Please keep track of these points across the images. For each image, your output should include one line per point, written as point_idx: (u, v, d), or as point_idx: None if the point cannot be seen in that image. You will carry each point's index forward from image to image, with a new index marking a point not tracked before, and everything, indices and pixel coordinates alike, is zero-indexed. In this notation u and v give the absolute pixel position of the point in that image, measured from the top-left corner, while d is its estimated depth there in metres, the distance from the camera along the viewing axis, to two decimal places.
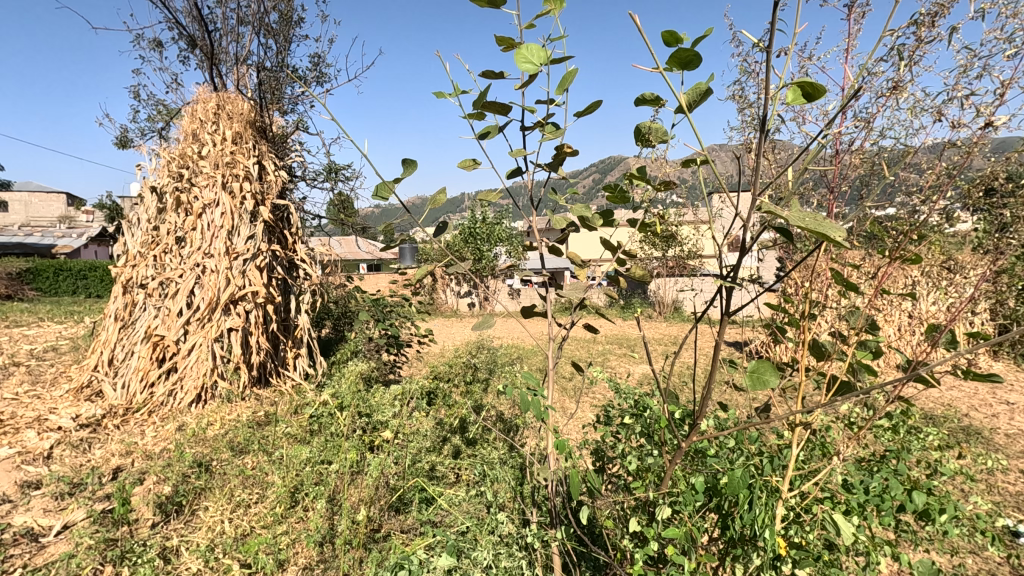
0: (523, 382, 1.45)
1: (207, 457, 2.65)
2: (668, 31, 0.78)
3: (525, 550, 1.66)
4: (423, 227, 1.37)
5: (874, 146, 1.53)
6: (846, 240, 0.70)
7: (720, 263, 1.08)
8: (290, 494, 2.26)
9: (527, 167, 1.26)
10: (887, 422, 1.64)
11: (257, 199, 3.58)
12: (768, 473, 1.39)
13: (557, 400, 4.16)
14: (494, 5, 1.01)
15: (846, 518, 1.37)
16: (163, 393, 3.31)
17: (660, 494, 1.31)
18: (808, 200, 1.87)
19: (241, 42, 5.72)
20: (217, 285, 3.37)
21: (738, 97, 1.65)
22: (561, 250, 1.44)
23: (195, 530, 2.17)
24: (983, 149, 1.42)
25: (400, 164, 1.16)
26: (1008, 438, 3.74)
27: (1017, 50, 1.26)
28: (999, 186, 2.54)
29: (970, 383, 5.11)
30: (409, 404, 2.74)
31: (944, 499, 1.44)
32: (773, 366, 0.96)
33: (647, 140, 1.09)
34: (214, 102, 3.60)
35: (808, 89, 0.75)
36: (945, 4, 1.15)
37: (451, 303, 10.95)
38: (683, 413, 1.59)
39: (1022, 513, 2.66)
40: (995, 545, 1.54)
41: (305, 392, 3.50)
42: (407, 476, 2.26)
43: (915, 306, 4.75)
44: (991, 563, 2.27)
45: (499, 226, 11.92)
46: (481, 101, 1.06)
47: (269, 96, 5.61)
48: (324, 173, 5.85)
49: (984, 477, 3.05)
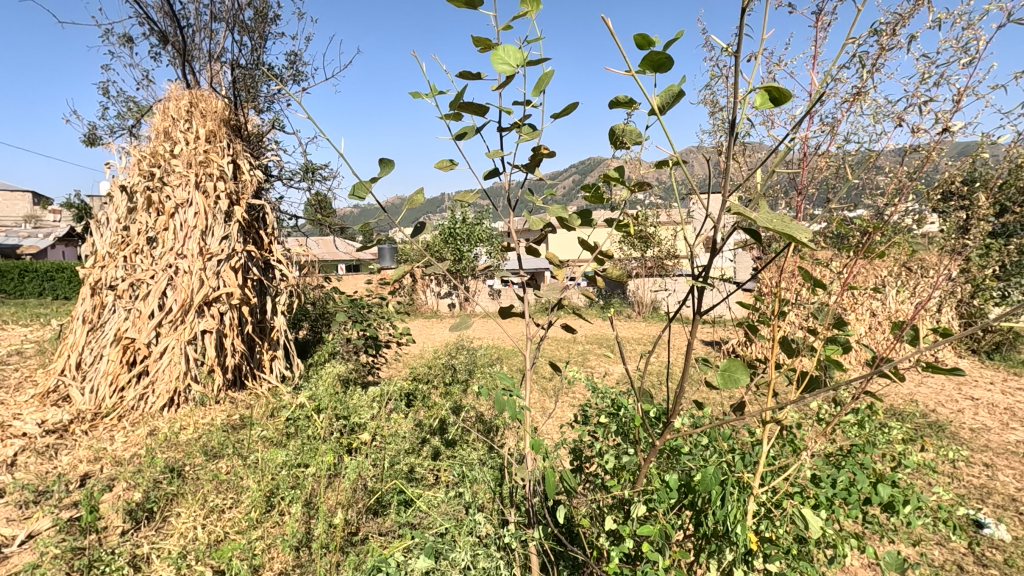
0: (500, 382, 1.45)
1: (180, 462, 2.59)
2: (640, 34, 0.80)
3: (502, 550, 1.66)
4: (402, 227, 1.36)
5: (840, 150, 1.58)
6: (811, 241, 0.72)
7: (692, 263, 1.09)
8: (265, 499, 2.23)
9: (505, 168, 1.26)
10: (854, 418, 1.69)
11: (231, 199, 3.51)
12: (740, 470, 1.42)
13: (537, 399, 4.17)
14: (471, 6, 1.02)
15: (815, 512, 1.40)
16: (134, 397, 3.23)
17: (635, 492, 1.33)
18: (778, 202, 1.91)
19: (215, 39, 5.62)
20: (190, 286, 3.30)
21: (709, 101, 1.68)
22: (539, 250, 1.44)
23: (167, 537, 2.12)
24: (942, 154, 1.47)
25: (377, 163, 1.15)
26: (973, 432, 3.86)
27: (972, 59, 1.31)
28: (959, 188, 2.64)
29: (936, 380, 5.28)
30: (388, 405, 2.76)
31: (909, 491, 1.49)
32: (744, 364, 0.98)
33: (622, 142, 1.10)
34: (187, 99, 3.53)
35: (775, 94, 0.77)
36: (905, 14, 1.19)
37: (431, 304, 10.91)
38: (657, 411, 1.60)
39: (985, 504, 2.75)
40: (959, 536, 1.59)
41: (281, 395, 3.46)
42: (385, 479, 2.25)
43: (884, 304, 4.88)
44: (956, 553, 2.35)
45: (480, 226, 11.91)
46: (457, 101, 1.06)
47: (244, 95, 5.52)
48: (301, 173, 5.77)
49: (950, 470, 3.15)
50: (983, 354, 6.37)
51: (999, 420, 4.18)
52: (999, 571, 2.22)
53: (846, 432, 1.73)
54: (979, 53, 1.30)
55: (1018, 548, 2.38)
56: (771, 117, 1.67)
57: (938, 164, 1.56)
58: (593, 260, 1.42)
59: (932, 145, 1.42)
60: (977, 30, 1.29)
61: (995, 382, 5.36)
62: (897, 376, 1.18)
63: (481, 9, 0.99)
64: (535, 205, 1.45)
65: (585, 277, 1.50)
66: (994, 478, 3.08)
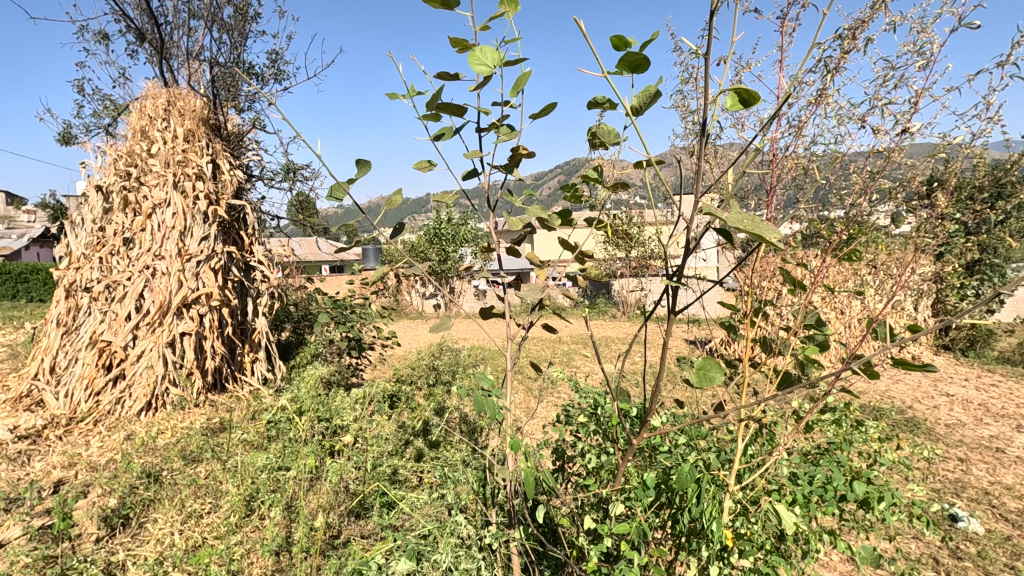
0: (478, 384, 1.44)
1: (157, 467, 2.54)
2: (617, 35, 0.80)
3: (483, 551, 1.66)
4: (381, 229, 1.35)
5: (806, 151, 1.61)
6: (781, 242, 0.73)
7: (668, 262, 1.10)
8: (244, 503, 2.19)
9: (483, 168, 1.26)
10: (832, 417, 1.70)
11: (210, 199, 3.46)
12: (716, 468, 1.43)
13: (521, 400, 4.18)
14: (447, 6, 1.01)
15: (790, 509, 1.42)
16: (110, 402, 3.17)
17: (613, 492, 1.34)
18: (752, 203, 1.94)
19: (194, 37, 5.54)
20: (168, 288, 3.25)
21: (680, 104, 1.70)
22: (519, 251, 1.43)
23: (143, 544, 2.07)
24: (902, 155, 1.52)
25: (354, 164, 1.14)
26: (948, 428, 3.96)
27: (927, 62, 1.35)
28: (930, 188, 2.71)
29: (913, 377, 5.39)
30: (370, 407, 2.78)
31: (883, 488, 1.51)
32: (718, 362, 0.99)
33: (600, 142, 1.10)
34: (165, 98, 3.46)
35: (744, 97, 0.78)
36: (865, 19, 1.21)
37: (417, 305, 10.92)
38: (635, 411, 1.61)
39: (959, 498, 2.82)
40: (933, 531, 1.61)
41: (262, 397, 3.41)
42: (368, 481, 2.24)
43: (862, 302, 4.98)
44: (932, 547, 2.40)
45: (465, 227, 11.89)
46: (434, 102, 1.05)
47: (224, 94, 5.46)
48: (282, 173, 5.69)
49: (926, 465, 3.22)
50: (957, 350, 6.54)
51: (973, 416, 4.29)
52: (973, 564, 2.27)
53: (824, 430, 1.76)
54: (934, 56, 1.34)
55: (990, 540, 2.44)
56: (740, 120, 1.70)
57: (903, 165, 1.61)
58: (574, 260, 1.41)
59: (893, 146, 1.46)
60: (931, 34, 1.33)
61: (969, 378, 5.50)
62: (873, 373, 1.18)
63: (458, 10, 0.98)
64: (515, 206, 1.45)
65: (567, 277, 1.49)
66: (968, 472, 3.15)
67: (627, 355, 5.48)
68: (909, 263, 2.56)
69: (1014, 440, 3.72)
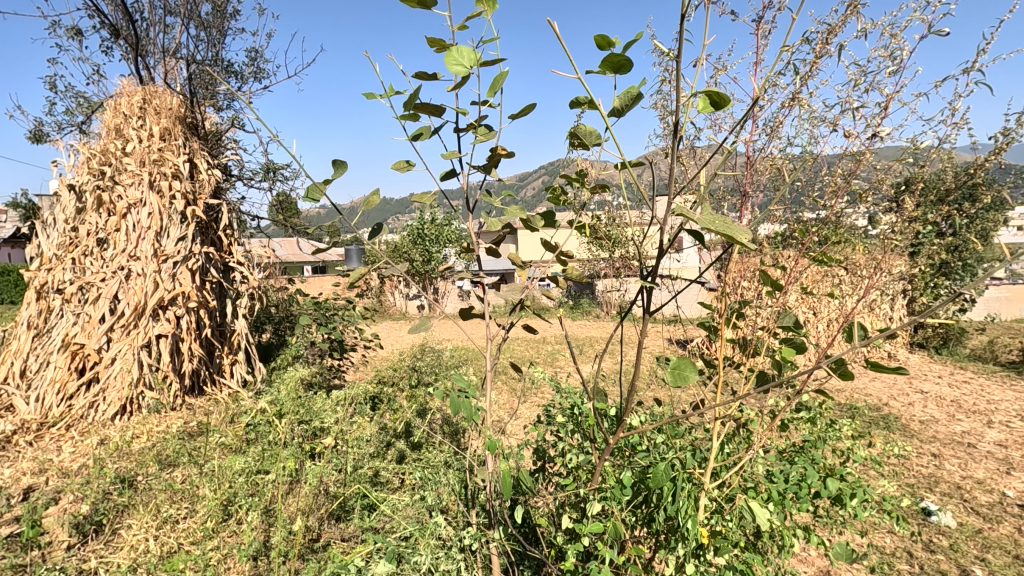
0: (455, 384, 1.42)
1: (132, 471, 2.48)
2: (601, 34, 0.81)
3: (463, 552, 1.65)
4: (358, 229, 1.34)
5: (779, 153, 1.64)
6: (752, 241, 0.75)
7: (643, 262, 1.11)
8: (221, 508, 2.13)
9: (462, 168, 1.25)
10: (805, 415, 1.73)
11: (187, 199, 3.39)
12: (692, 467, 1.44)
13: (504, 400, 4.18)
14: (424, 6, 1.01)
15: (763, 506, 1.44)
16: (83, 406, 3.10)
17: (591, 491, 1.35)
18: (728, 204, 1.96)
19: (171, 34, 5.43)
20: (144, 289, 3.19)
21: (659, 104, 1.72)
22: (499, 252, 1.41)
23: (117, 550, 2.02)
24: (873, 157, 1.56)
25: (331, 164, 1.13)
26: (922, 424, 4.05)
27: (897, 67, 1.39)
28: (903, 189, 2.76)
29: (888, 375, 5.51)
30: (351, 408, 2.75)
31: (856, 484, 1.53)
32: (692, 361, 1.00)
33: (579, 142, 1.09)
34: (139, 96, 3.39)
35: (715, 99, 0.79)
36: (838, 24, 1.24)
37: (400, 305, 10.91)
38: (613, 410, 1.62)
39: (933, 492, 2.89)
40: (904, 526, 1.64)
41: (241, 400, 3.36)
42: (349, 483, 2.22)
43: (840, 302, 5.06)
44: (906, 540, 2.44)
45: (448, 227, 11.81)
46: (413, 101, 1.05)
47: (201, 92, 5.36)
48: (263, 173, 5.60)
49: (900, 461, 3.29)
50: (931, 348, 6.68)
51: (946, 412, 4.40)
52: (945, 556, 2.33)
53: (799, 428, 1.78)
54: (905, 62, 1.37)
55: (962, 533, 2.50)
56: (717, 121, 1.72)
57: (873, 166, 1.64)
58: (555, 260, 1.39)
59: (864, 149, 1.49)
60: (900, 40, 1.36)
61: (942, 375, 5.64)
62: (847, 374, 1.20)
63: (436, 9, 0.98)
64: (494, 206, 1.43)
65: (548, 277, 1.48)
66: (941, 467, 3.23)
67: (609, 355, 5.50)
68: (883, 263, 2.61)
69: (985, 436, 3.81)
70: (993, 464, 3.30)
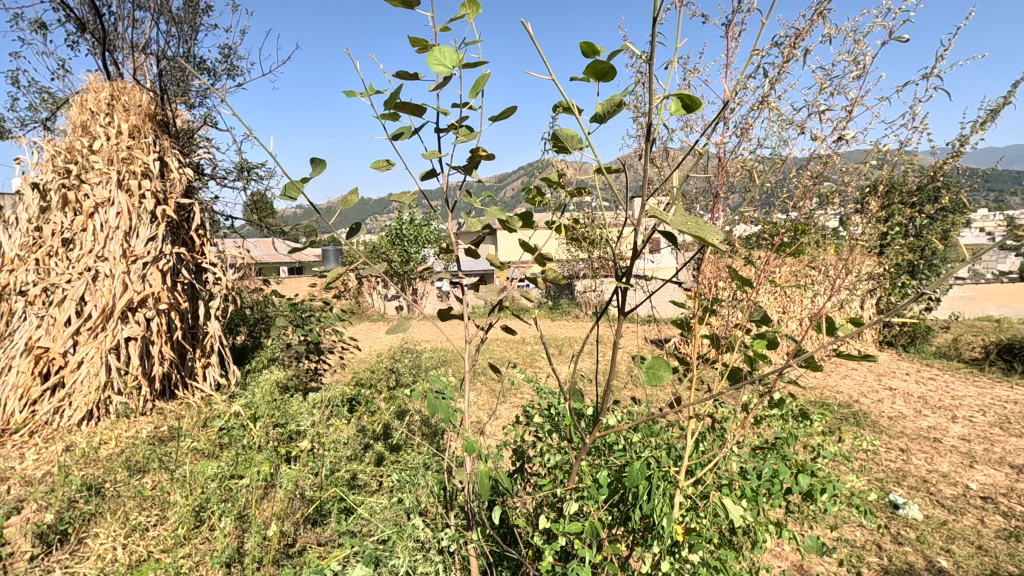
0: (431, 385, 1.40)
1: (99, 478, 2.41)
2: (585, 42, 0.81)
3: (441, 554, 1.64)
4: (336, 228, 1.32)
5: (749, 155, 1.67)
6: (724, 244, 0.76)
7: (619, 263, 1.12)
8: (193, 514, 2.09)
9: (442, 169, 1.25)
10: (777, 412, 1.76)
11: (158, 198, 3.31)
12: (667, 465, 1.46)
13: (483, 401, 4.18)
14: (407, 5, 1.00)
15: (737, 503, 1.46)
16: (48, 411, 3.00)
17: (567, 490, 1.35)
18: (703, 205, 1.98)
19: (140, 29, 5.29)
20: (112, 291, 3.10)
21: (632, 104, 1.73)
22: (478, 252, 1.40)
23: (83, 560, 1.96)
24: (839, 160, 1.59)
25: (309, 162, 1.11)
26: (890, 420, 4.17)
27: (861, 72, 1.42)
28: (870, 190, 2.84)
29: (858, 373, 5.66)
30: (328, 411, 2.73)
31: (825, 480, 1.56)
32: (667, 361, 1.01)
33: (561, 147, 1.06)
34: (107, 92, 3.30)
35: (688, 103, 0.80)
36: (804, 29, 1.26)
37: (378, 306, 10.84)
38: (590, 409, 1.63)
39: (901, 486, 2.98)
40: (872, 520, 1.68)
41: (214, 403, 3.29)
42: (325, 487, 2.19)
43: (812, 300, 5.18)
44: (875, 533, 2.51)
45: (427, 228, 11.75)
46: (393, 101, 1.04)
47: (173, 89, 5.24)
48: (237, 171, 5.50)
49: (870, 456, 3.38)
50: (898, 346, 6.89)
51: (913, 408, 4.53)
52: (911, 547, 2.40)
53: (770, 424, 1.81)
54: (868, 67, 1.41)
55: (928, 525, 2.58)
56: (689, 122, 1.74)
57: (839, 170, 1.68)
58: (534, 261, 1.39)
59: (831, 151, 1.53)
60: (863, 46, 1.40)
61: (909, 372, 5.81)
62: (813, 366, 1.23)
63: (418, 8, 0.97)
64: (473, 207, 1.42)
65: (527, 278, 1.47)
66: (908, 462, 3.33)
67: (587, 355, 5.54)
68: (851, 263, 2.68)
69: (949, 430, 3.94)
70: (957, 458, 3.42)
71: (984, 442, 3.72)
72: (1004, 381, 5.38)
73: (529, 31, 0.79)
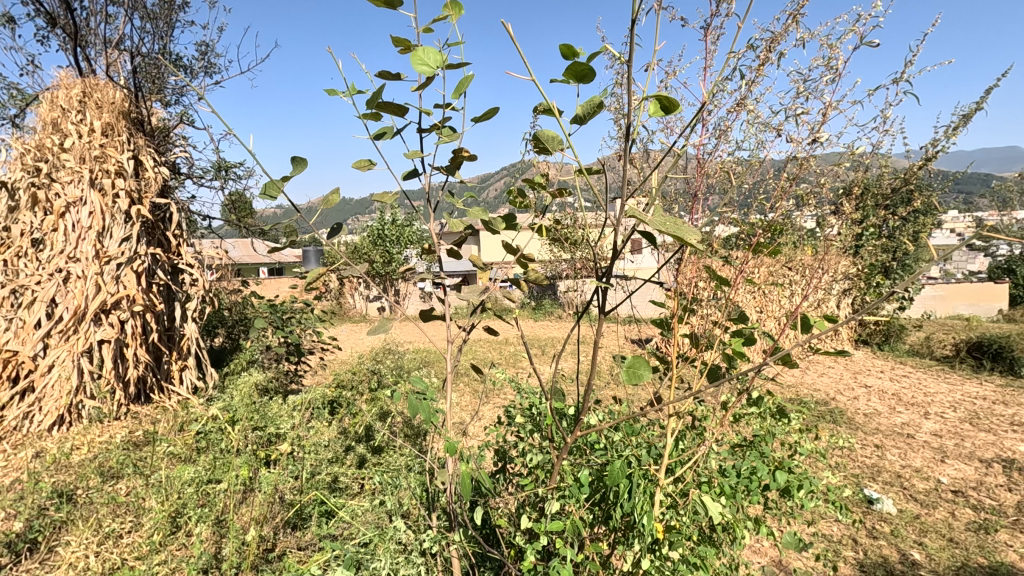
0: (412, 386, 1.39)
1: (71, 485, 2.35)
2: (565, 44, 0.81)
3: (423, 556, 1.62)
4: (316, 228, 1.30)
5: (727, 157, 1.69)
6: (702, 243, 0.77)
7: (599, 263, 1.12)
8: (169, 520, 2.04)
9: (425, 169, 1.24)
10: (755, 410, 1.78)
11: (132, 198, 3.23)
12: (648, 463, 1.47)
13: (466, 401, 4.17)
14: (389, 5, 0.99)
15: (716, 500, 1.48)
16: (17, 417, 2.92)
17: (549, 490, 1.36)
18: (683, 206, 2.00)
19: (113, 24, 5.17)
20: (84, 293, 3.03)
21: (612, 107, 1.74)
22: (460, 253, 1.39)
23: (53, 569, 1.91)
24: (814, 163, 1.62)
25: (289, 161, 1.09)
26: (866, 417, 4.26)
27: (835, 76, 1.45)
28: (845, 192, 2.91)
29: (835, 371, 5.78)
30: (308, 413, 2.69)
31: (802, 476, 1.59)
32: (647, 360, 1.02)
33: (543, 149, 1.06)
34: (79, 88, 3.20)
35: (666, 104, 0.81)
36: (780, 33, 1.29)
37: (360, 307, 10.76)
38: (571, 409, 1.64)
39: (876, 482, 3.05)
40: (847, 515, 1.71)
41: (191, 406, 3.22)
42: (305, 490, 2.17)
43: (790, 300, 5.27)
44: (851, 527, 2.57)
45: (410, 228, 11.70)
46: (375, 101, 1.03)
47: (148, 86, 5.13)
48: (214, 170, 5.40)
49: (846, 453, 3.46)
50: (873, 344, 7.05)
51: (888, 404, 4.64)
52: (886, 541, 2.46)
53: (749, 422, 1.83)
54: (841, 71, 1.44)
55: (902, 519, 2.64)
56: (669, 125, 1.75)
57: (815, 173, 1.71)
58: (517, 262, 1.38)
59: (807, 153, 1.55)
60: (837, 50, 1.43)
61: (884, 370, 5.95)
62: (789, 363, 1.25)
63: (401, 7, 0.96)
64: (456, 208, 1.41)
65: (510, 280, 1.47)
66: (883, 457, 3.41)
67: (570, 356, 5.56)
68: (827, 263, 2.74)
69: (922, 426, 4.05)
70: (929, 453, 3.50)
71: (955, 438, 3.82)
72: (974, 378, 5.54)
73: (509, 32, 0.79)
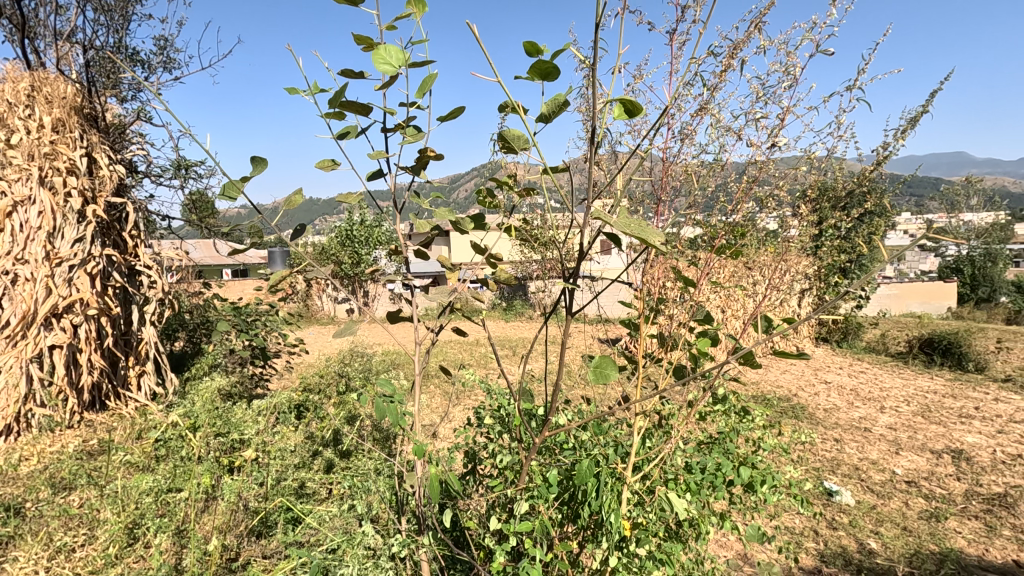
0: (379, 389, 1.37)
1: (18, 499, 2.24)
2: (529, 43, 0.81)
3: (392, 560, 1.61)
4: (279, 229, 1.27)
5: (691, 159, 1.73)
6: (664, 242, 0.78)
7: (566, 262, 1.13)
8: (126, 532, 1.96)
9: (390, 169, 1.23)
10: (721, 408, 1.81)
11: (85, 197, 3.09)
12: (615, 462, 1.48)
13: (437, 404, 4.15)
14: (351, 2, 0.97)
15: (681, 496, 1.50)
16: None
17: (518, 490, 1.36)
18: (650, 207, 2.02)
19: (64, 15, 4.94)
20: (34, 296, 2.90)
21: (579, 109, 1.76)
22: (428, 254, 1.38)
23: None
24: (773, 166, 1.68)
25: (249, 160, 1.07)
26: (825, 412, 4.41)
27: (793, 82, 1.51)
28: (804, 195, 3.00)
29: (796, 368, 5.97)
30: (274, 418, 2.63)
31: (766, 471, 1.63)
32: (613, 360, 1.02)
33: (509, 148, 1.06)
34: (27, 82, 3.04)
35: (630, 106, 0.82)
36: (742, 40, 1.33)
37: (328, 309, 10.58)
38: (540, 409, 1.64)
39: (835, 475, 3.16)
40: (807, 507, 1.76)
41: (150, 413, 3.11)
42: (271, 497, 2.11)
43: (753, 299, 5.42)
44: (812, 520, 2.65)
45: (380, 229, 11.56)
46: (338, 100, 1.01)
47: (102, 81, 4.92)
48: (174, 169, 5.23)
49: (808, 447, 3.57)
50: (833, 342, 7.31)
51: (846, 399, 4.81)
52: (845, 532, 2.55)
53: (715, 420, 1.87)
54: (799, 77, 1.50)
55: (860, 510, 2.74)
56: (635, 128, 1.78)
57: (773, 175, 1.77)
58: (485, 262, 1.38)
59: (766, 156, 1.61)
60: (795, 58, 1.49)
61: (842, 366, 6.17)
62: (750, 361, 1.28)
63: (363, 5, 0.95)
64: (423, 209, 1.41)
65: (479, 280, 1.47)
66: (842, 451, 3.53)
67: (541, 356, 5.59)
68: (787, 264, 2.82)
69: (878, 420, 4.21)
70: (885, 446, 3.65)
71: (909, 430, 3.99)
72: (925, 373, 5.79)
73: (472, 30, 0.79)
